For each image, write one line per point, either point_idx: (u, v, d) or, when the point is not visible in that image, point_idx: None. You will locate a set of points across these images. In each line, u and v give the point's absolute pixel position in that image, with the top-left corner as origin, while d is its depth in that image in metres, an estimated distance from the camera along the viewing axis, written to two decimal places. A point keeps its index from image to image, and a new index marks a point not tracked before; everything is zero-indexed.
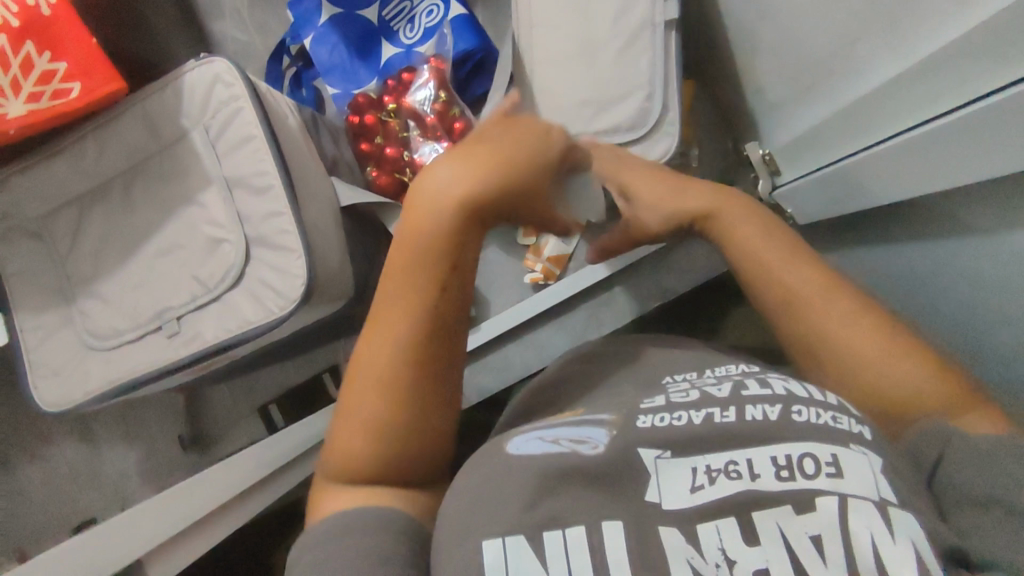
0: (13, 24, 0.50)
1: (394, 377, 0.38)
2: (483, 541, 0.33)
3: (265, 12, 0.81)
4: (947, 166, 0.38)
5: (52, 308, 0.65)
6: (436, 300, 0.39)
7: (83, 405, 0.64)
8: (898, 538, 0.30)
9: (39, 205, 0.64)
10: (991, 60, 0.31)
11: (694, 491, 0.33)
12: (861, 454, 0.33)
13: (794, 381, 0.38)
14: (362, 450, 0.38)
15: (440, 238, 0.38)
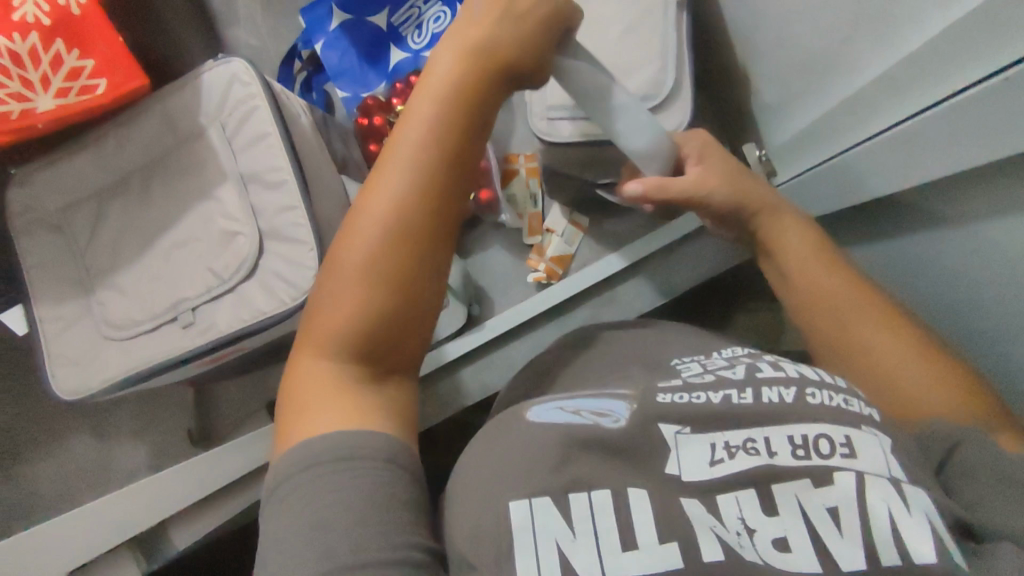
0: (44, 23, 0.55)
1: (405, 224, 0.40)
2: (510, 503, 0.36)
3: (277, 21, 0.97)
4: (1004, 127, 0.36)
5: (73, 299, 0.71)
6: (450, 153, 0.41)
7: (95, 392, 0.69)
8: (914, 512, 0.34)
9: (61, 199, 0.71)
10: (998, 40, 0.35)
11: (713, 465, 0.37)
12: (871, 435, 0.37)
13: (807, 367, 0.42)
14: (336, 313, 0.40)
15: (437, 105, 0.40)
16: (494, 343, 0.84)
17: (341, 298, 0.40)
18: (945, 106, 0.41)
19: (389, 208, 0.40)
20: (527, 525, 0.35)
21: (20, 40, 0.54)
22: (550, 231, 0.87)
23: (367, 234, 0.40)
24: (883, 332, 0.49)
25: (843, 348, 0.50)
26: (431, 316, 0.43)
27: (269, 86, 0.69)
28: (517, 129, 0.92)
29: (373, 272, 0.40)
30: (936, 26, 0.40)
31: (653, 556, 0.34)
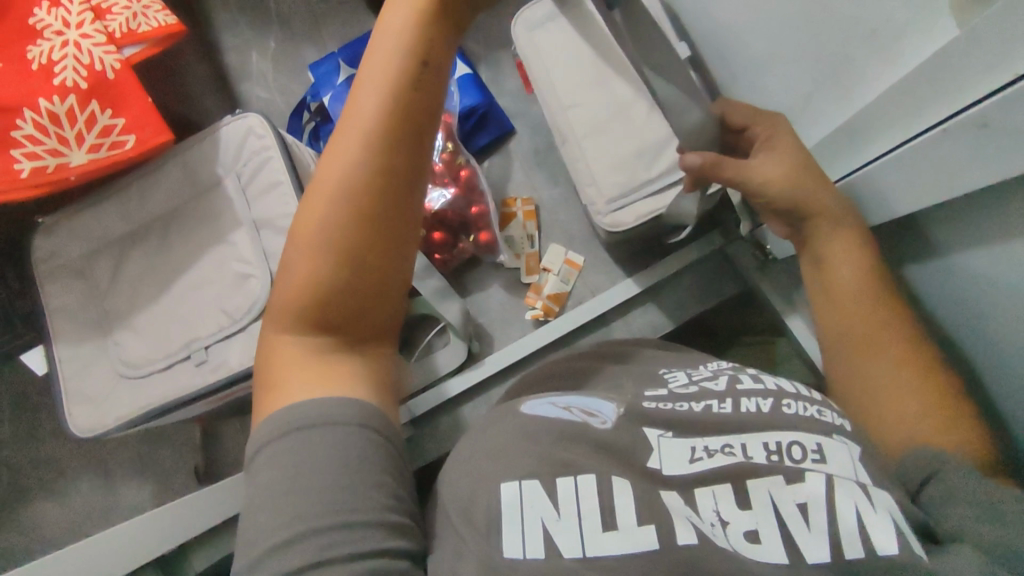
0: (82, 86, 0.61)
1: (353, 194, 0.40)
2: (501, 484, 0.40)
3: (286, 77, 1.04)
4: (986, 154, 0.38)
5: (91, 340, 0.74)
6: (399, 118, 0.40)
7: (109, 430, 0.71)
8: (878, 509, 0.36)
9: (85, 246, 0.76)
10: (972, 72, 0.37)
11: (693, 461, 0.41)
12: (841, 444, 0.40)
13: (785, 380, 0.46)
14: (301, 297, 0.41)
15: (390, 72, 0.39)
16: (493, 378, 0.87)
17: (296, 270, 0.41)
18: (925, 137, 0.43)
19: (344, 177, 0.39)
20: (516, 501, 0.39)
21: (59, 102, 0.60)
22: (548, 269, 0.92)
23: (329, 216, 0.40)
24: (907, 373, 0.48)
25: (851, 364, 0.51)
26: (391, 286, 0.43)
27: (283, 138, 0.74)
28: (512, 175, 0.98)
29: (324, 245, 0.40)
30: (918, 54, 0.43)
31: (630, 535, 0.37)
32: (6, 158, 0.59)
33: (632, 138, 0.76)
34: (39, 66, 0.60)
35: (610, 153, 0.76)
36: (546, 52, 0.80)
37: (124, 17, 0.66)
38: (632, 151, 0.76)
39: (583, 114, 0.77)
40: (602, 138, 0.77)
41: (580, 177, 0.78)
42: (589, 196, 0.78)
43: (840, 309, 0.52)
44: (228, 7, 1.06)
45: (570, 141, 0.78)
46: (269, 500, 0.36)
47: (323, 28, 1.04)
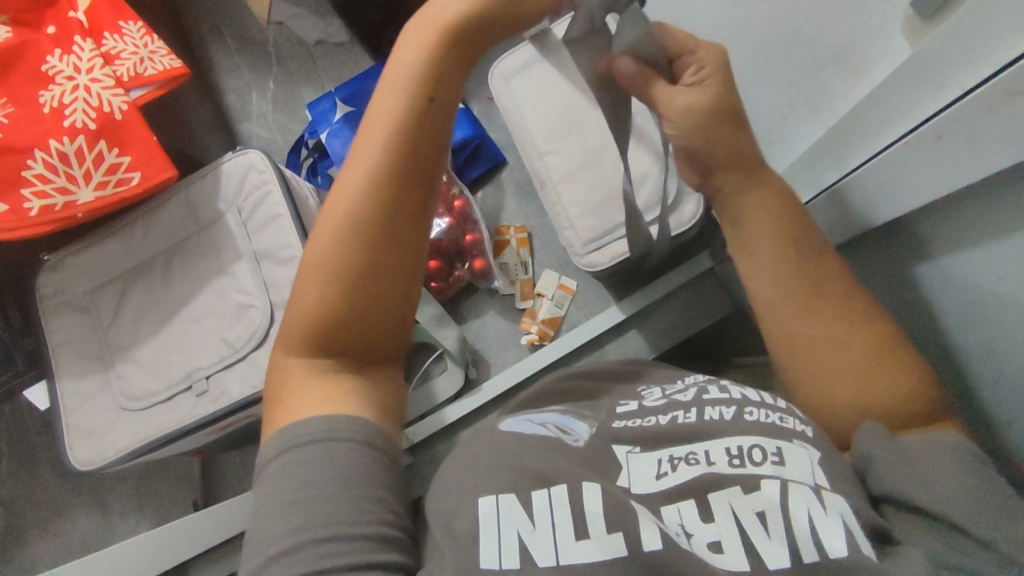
0: (91, 127, 0.64)
1: (359, 223, 0.42)
2: (479, 498, 0.42)
3: (284, 116, 1.08)
4: (947, 162, 0.41)
5: (92, 373, 0.75)
6: (406, 152, 0.42)
7: (110, 462, 0.72)
8: (830, 512, 0.38)
9: (89, 282, 0.78)
10: (929, 90, 0.40)
11: (659, 477, 0.42)
12: (801, 448, 0.42)
13: (753, 390, 0.48)
14: (307, 323, 0.43)
15: (394, 109, 0.42)
16: (491, 402, 0.88)
17: (302, 297, 0.43)
18: (891, 149, 0.45)
19: (349, 208, 0.42)
20: (496, 512, 0.40)
21: (69, 143, 0.63)
22: (542, 294, 0.94)
23: (334, 246, 0.42)
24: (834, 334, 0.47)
25: (784, 338, 0.49)
26: (394, 316, 0.44)
27: (282, 172, 0.77)
28: (504, 204, 1.01)
29: (329, 272, 0.42)
30: (876, 75, 0.46)
31: (601, 544, 0.38)
32: (16, 197, 0.61)
33: (603, 185, 0.79)
34: (50, 109, 0.63)
35: (584, 197, 0.79)
36: (521, 101, 0.83)
37: (131, 61, 0.69)
38: (603, 198, 0.79)
39: (557, 160, 0.81)
40: (578, 181, 0.80)
41: (558, 220, 0.82)
42: (567, 239, 0.81)
43: (761, 267, 0.50)
44: (229, 51, 1.11)
45: (547, 185, 0.82)
46: (273, 508, 0.37)
47: (320, 68, 1.09)
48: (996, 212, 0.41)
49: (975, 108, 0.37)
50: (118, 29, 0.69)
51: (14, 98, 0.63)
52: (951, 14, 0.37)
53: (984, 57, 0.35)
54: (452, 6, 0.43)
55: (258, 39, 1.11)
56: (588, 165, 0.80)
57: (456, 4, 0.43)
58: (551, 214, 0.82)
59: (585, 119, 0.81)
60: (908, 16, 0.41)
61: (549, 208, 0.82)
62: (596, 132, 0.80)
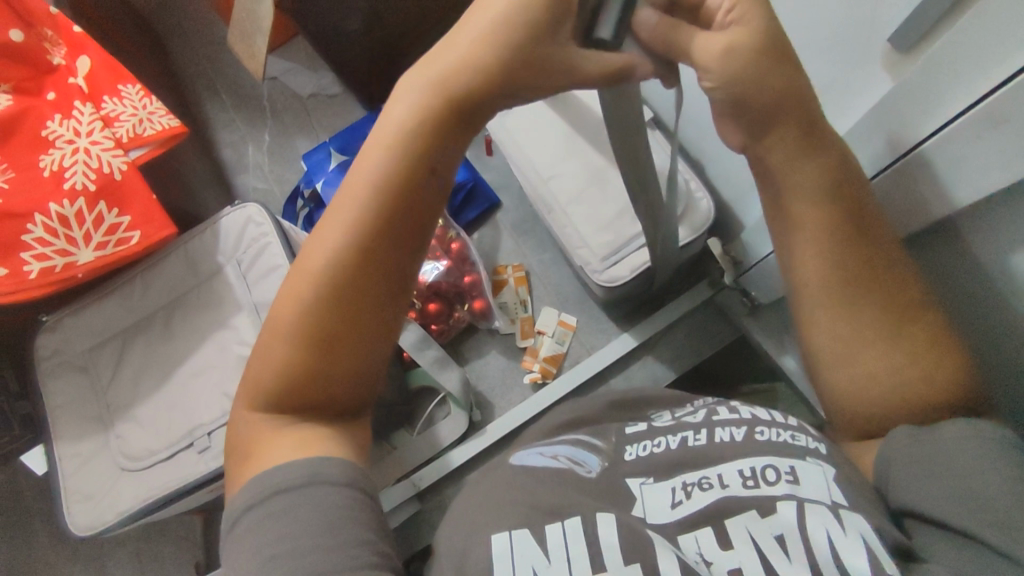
0: (91, 188, 0.65)
1: (335, 281, 0.39)
2: (492, 536, 0.41)
3: (280, 168, 1.09)
4: (945, 185, 0.42)
5: (90, 435, 0.74)
6: (389, 202, 0.39)
7: (109, 527, 0.70)
8: (849, 531, 0.37)
9: (89, 341, 0.77)
10: (916, 118, 0.41)
11: (675, 506, 0.41)
12: (814, 465, 0.41)
13: (762, 409, 0.48)
14: (270, 376, 0.41)
15: (389, 165, 0.38)
16: (496, 444, 0.87)
17: (274, 349, 0.41)
18: (884, 175, 0.47)
19: (326, 263, 0.39)
20: (506, 552, 0.39)
21: (69, 205, 0.64)
22: (542, 332, 0.94)
23: (305, 302, 0.40)
24: (879, 332, 0.43)
25: (831, 333, 0.45)
26: (370, 367, 0.42)
27: (280, 223, 0.77)
28: (502, 243, 1.01)
29: (298, 329, 0.40)
30: (863, 103, 0.47)
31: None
32: (15, 261, 0.62)
33: (610, 205, 0.80)
34: (50, 173, 0.64)
35: (595, 214, 0.80)
36: (522, 143, 0.84)
37: (130, 123, 0.70)
38: (612, 217, 0.79)
39: (563, 186, 0.82)
40: (585, 204, 0.81)
41: (570, 243, 0.81)
42: (583, 257, 0.80)
43: (808, 251, 0.44)
44: (224, 106, 1.13)
45: (555, 211, 0.82)
46: (277, 551, 0.36)
47: (315, 119, 1.11)
48: (1004, 231, 0.42)
49: (966, 132, 0.38)
50: (118, 92, 0.70)
51: (14, 163, 0.63)
52: (932, 44, 0.39)
53: (966, 85, 0.37)
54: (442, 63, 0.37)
55: (253, 94, 1.14)
56: (594, 185, 0.81)
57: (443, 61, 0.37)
58: (569, 238, 0.80)
59: (583, 147, 0.83)
60: (887, 50, 0.42)
61: (565, 232, 0.81)
62: (597, 154, 0.82)
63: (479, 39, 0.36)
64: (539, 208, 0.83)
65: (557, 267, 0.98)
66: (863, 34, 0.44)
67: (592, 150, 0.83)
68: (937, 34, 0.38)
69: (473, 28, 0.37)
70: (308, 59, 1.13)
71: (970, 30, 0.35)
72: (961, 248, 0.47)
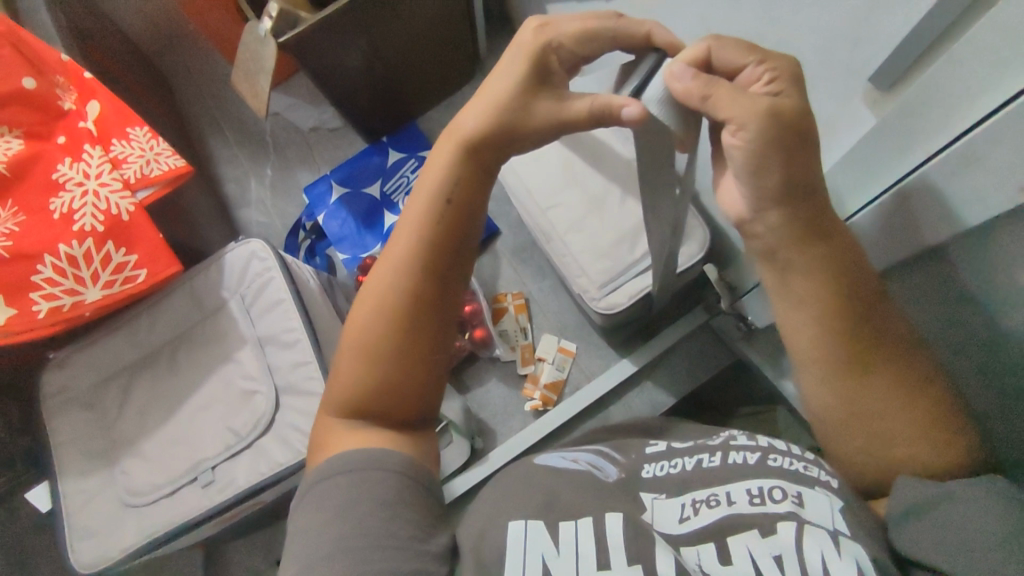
0: (99, 229, 0.66)
1: (390, 311, 0.44)
2: (508, 522, 0.43)
3: (282, 202, 1.12)
4: (925, 220, 0.44)
5: (95, 471, 0.74)
6: (433, 241, 0.45)
7: (114, 563, 0.70)
8: (844, 556, 0.37)
9: (94, 377, 0.78)
10: (896, 152, 0.43)
11: (683, 520, 0.43)
12: (823, 495, 0.42)
13: (781, 440, 0.48)
14: (342, 392, 0.45)
15: (429, 210, 0.45)
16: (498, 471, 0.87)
17: (342, 374, 0.46)
18: (869, 209, 0.49)
19: (385, 295, 0.45)
20: (521, 537, 0.42)
21: (78, 246, 0.65)
22: (542, 359, 0.95)
23: (369, 330, 0.45)
24: (883, 371, 0.44)
25: (824, 381, 0.46)
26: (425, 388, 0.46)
27: (283, 258, 0.78)
28: (501, 273, 1.03)
29: (363, 351, 0.45)
30: (848, 139, 0.49)
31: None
32: (25, 301, 0.63)
33: (609, 234, 0.81)
34: (60, 215, 0.66)
35: (594, 240, 0.81)
36: (530, 181, 0.86)
37: (138, 164, 0.71)
38: (612, 245, 0.81)
39: (562, 214, 0.84)
40: (583, 231, 0.82)
41: (569, 271, 0.82)
42: (582, 286, 0.81)
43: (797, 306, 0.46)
44: (227, 142, 1.16)
45: (553, 239, 0.83)
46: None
47: (316, 153, 1.13)
48: (983, 264, 0.44)
49: (942, 170, 0.40)
50: (126, 135, 0.72)
51: (25, 206, 0.65)
52: (909, 85, 0.41)
53: (944, 126, 0.39)
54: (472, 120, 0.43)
55: (255, 130, 1.16)
56: (593, 211, 0.83)
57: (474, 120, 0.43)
58: (567, 266, 0.82)
59: (583, 176, 0.85)
60: (867, 88, 0.45)
61: (564, 260, 0.82)
62: (597, 181, 0.84)
63: (496, 100, 0.42)
64: (538, 236, 0.85)
65: (555, 295, 0.99)
66: (845, 75, 0.46)
67: (597, 182, 0.84)
68: (914, 76, 0.40)
69: (494, 91, 0.42)
70: (309, 95, 1.16)
71: (943, 74, 0.37)
72: (945, 278, 0.49)
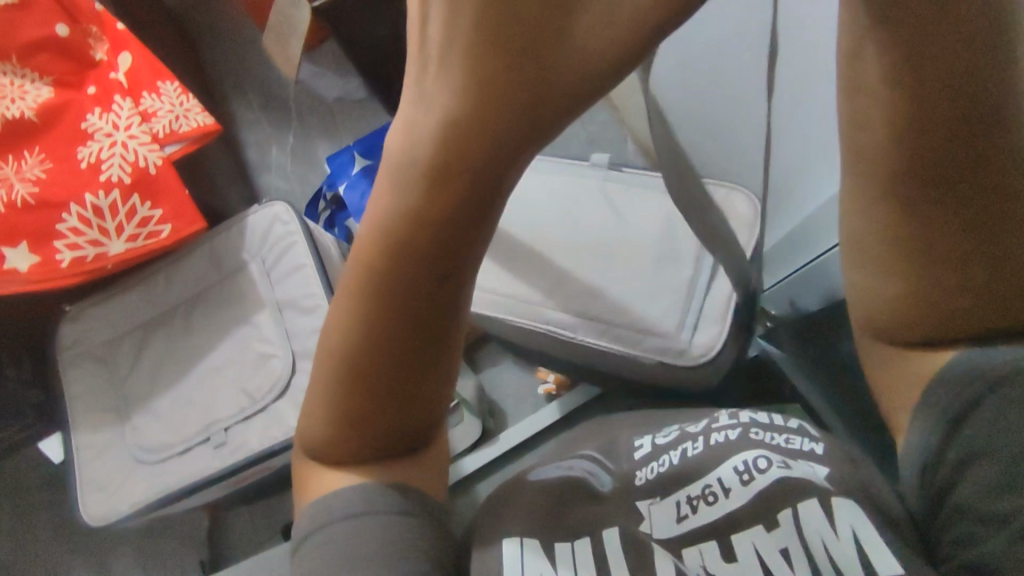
0: (126, 181, 0.66)
1: (353, 344, 0.35)
2: (503, 539, 0.43)
3: (303, 171, 1.11)
4: None
5: (107, 425, 0.74)
6: (397, 260, 0.32)
7: (122, 518, 0.70)
8: (840, 534, 0.38)
9: (109, 332, 0.78)
10: None
11: (681, 520, 0.43)
12: (808, 465, 0.42)
13: (761, 413, 0.49)
14: (320, 436, 0.39)
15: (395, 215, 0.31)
16: (508, 453, 0.86)
17: (316, 411, 0.39)
18: None
19: (351, 324, 0.35)
20: (517, 560, 0.41)
21: (104, 196, 0.65)
22: None
23: (339, 366, 0.36)
24: (947, 246, 0.36)
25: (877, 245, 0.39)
26: (406, 414, 0.38)
27: (307, 223, 0.78)
28: None
29: (334, 395, 0.37)
30: None
31: None
32: (48, 249, 0.63)
33: (643, 253, 0.69)
34: (88, 164, 0.65)
35: (635, 270, 0.69)
36: (502, 266, 0.72)
37: (167, 119, 0.71)
38: (665, 281, 0.68)
39: (571, 282, 0.70)
40: (614, 267, 0.69)
41: (632, 333, 0.66)
42: (658, 341, 0.66)
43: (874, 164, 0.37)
44: (251, 107, 1.15)
45: (585, 312, 0.68)
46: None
47: (339, 124, 1.13)
48: None
49: None
50: (156, 88, 0.71)
51: (53, 154, 0.65)
52: None
53: None
54: (432, 113, 0.27)
55: (280, 97, 1.15)
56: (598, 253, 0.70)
57: (435, 112, 0.27)
58: (627, 325, 0.67)
59: (556, 225, 0.72)
60: None
61: (622, 317, 0.67)
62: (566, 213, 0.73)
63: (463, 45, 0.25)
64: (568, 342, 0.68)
65: None
66: None
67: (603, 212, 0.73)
68: None
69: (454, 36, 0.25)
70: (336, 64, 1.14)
71: None
72: None
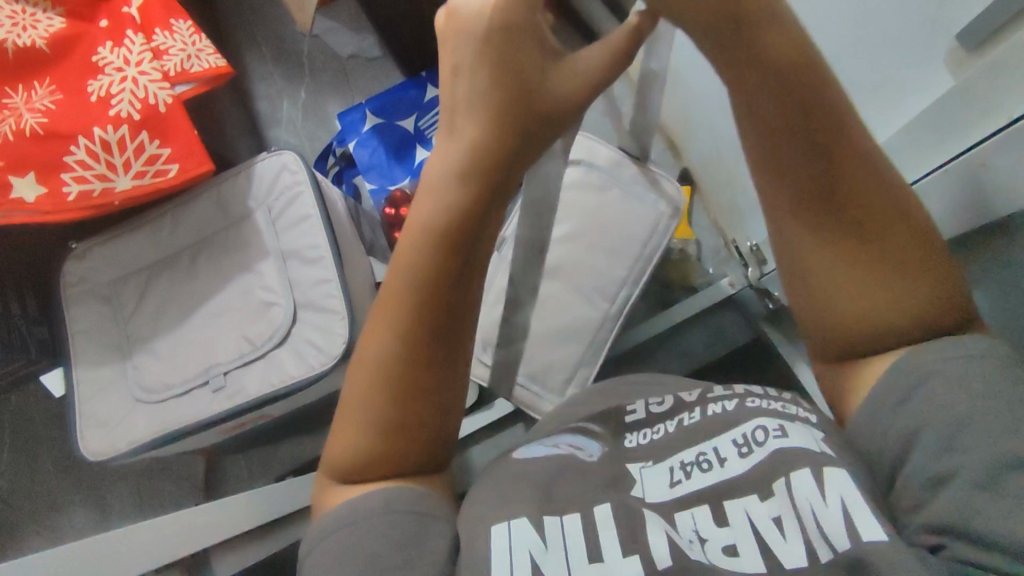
0: (135, 117, 0.66)
1: (373, 350, 0.38)
2: (490, 527, 0.38)
3: (313, 126, 1.10)
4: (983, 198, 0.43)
5: (108, 363, 0.75)
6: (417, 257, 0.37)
7: (120, 454, 0.71)
8: (830, 500, 0.35)
9: (114, 272, 0.78)
10: (972, 119, 0.40)
11: (673, 485, 0.41)
12: (804, 427, 0.40)
13: (756, 385, 0.47)
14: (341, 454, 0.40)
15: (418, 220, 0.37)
16: (503, 419, 0.87)
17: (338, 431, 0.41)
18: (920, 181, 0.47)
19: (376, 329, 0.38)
20: (506, 543, 0.37)
21: (112, 131, 0.65)
22: None
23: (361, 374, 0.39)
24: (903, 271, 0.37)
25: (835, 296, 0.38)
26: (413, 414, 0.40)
27: (315, 174, 0.77)
28: None
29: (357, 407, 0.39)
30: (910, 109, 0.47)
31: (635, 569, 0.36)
32: (55, 181, 0.62)
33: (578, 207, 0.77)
34: (97, 98, 0.65)
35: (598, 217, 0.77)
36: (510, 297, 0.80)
37: (178, 58, 0.70)
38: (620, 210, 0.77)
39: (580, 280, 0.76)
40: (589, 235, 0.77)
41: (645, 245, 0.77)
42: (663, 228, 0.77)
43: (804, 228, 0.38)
44: (263, 58, 1.14)
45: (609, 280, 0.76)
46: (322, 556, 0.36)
47: (351, 81, 1.11)
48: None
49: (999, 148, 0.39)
50: (169, 27, 0.71)
51: (63, 86, 0.64)
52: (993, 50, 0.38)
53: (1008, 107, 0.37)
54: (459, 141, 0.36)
55: (293, 49, 1.14)
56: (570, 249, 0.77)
57: (463, 144, 0.36)
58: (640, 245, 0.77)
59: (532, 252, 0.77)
60: (951, 48, 0.41)
61: (630, 237, 0.77)
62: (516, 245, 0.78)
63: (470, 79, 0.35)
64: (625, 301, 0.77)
65: None
66: (925, 34, 0.43)
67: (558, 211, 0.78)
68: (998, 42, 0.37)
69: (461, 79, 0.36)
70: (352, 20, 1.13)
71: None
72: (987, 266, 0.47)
